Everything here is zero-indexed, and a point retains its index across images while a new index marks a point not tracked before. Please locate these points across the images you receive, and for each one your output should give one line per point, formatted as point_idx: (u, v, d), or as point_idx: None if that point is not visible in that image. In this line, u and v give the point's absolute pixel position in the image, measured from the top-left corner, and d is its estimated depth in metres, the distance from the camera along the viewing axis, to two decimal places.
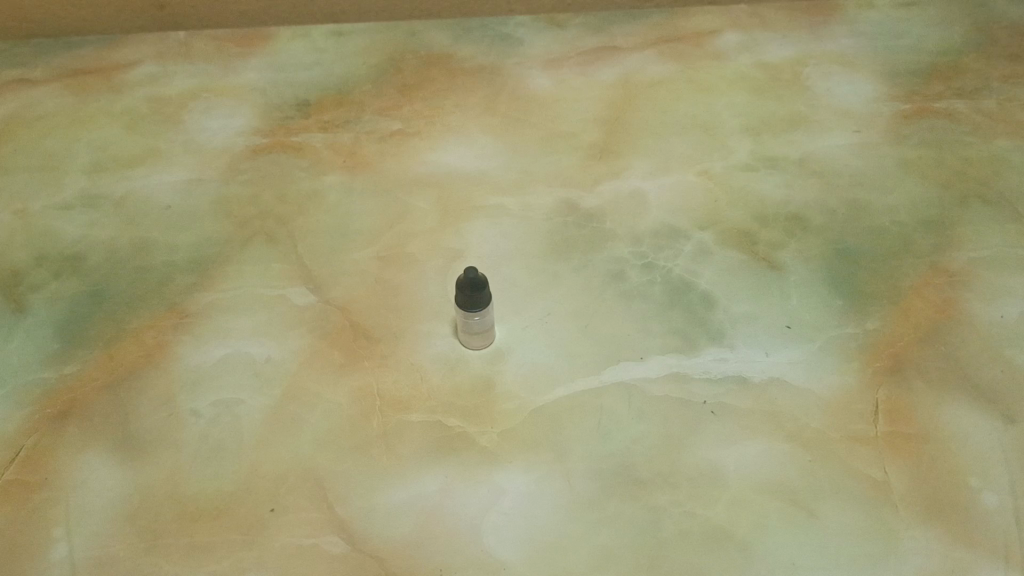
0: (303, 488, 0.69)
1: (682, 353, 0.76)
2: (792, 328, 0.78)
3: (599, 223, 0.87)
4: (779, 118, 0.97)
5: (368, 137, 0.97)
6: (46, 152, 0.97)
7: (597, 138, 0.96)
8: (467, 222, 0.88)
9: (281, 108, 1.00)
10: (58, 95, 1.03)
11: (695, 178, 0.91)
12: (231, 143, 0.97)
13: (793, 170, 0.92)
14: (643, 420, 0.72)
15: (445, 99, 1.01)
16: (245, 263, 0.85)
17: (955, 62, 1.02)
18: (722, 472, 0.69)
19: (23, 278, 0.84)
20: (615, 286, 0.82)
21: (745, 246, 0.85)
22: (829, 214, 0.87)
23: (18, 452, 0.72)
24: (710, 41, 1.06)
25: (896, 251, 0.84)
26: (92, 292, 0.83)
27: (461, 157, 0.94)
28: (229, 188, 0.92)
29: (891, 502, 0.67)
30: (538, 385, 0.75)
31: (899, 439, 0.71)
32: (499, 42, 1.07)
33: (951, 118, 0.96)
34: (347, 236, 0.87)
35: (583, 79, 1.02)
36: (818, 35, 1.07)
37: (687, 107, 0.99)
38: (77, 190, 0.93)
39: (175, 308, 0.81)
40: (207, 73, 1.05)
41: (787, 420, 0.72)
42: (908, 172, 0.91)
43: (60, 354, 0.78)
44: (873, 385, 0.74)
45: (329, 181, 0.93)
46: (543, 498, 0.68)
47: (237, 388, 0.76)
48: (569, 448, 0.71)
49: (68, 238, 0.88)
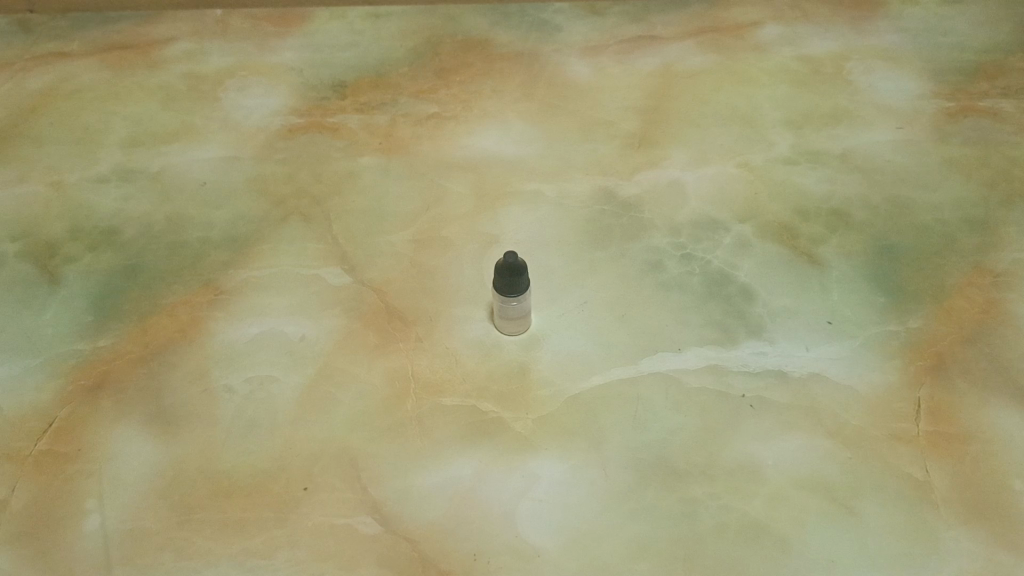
0: (337, 468, 0.69)
1: (720, 345, 0.75)
2: (833, 324, 0.77)
3: (637, 212, 0.86)
4: (821, 112, 0.96)
5: (405, 120, 0.96)
6: (81, 125, 0.96)
7: (636, 127, 0.95)
8: (503, 207, 0.87)
9: (317, 88, 1.00)
10: (94, 68, 1.03)
11: (735, 170, 0.90)
12: (266, 121, 0.96)
13: (834, 164, 0.91)
14: (680, 411, 0.71)
15: (482, 83, 1.00)
16: (280, 241, 0.84)
17: (1001, 61, 1.01)
18: (761, 466, 0.68)
19: (59, 250, 0.84)
20: (652, 276, 0.81)
21: (785, 240, 0.84)
22: (871, 210, 0.86)
23: (52, 423, 0.72)
24: (752, 33, 1.05)
25: (939, 250, 0.83)
26: (127, 266, 0.83)
27: (498, 143, 0.94)
28: (264, 166, 0.92)
29: (933, 502, 0.66)
30: (573, 373, 0.74)
31: (941, 439, 0.70)
32: (538, 29, 1.07)
33: (996, 118, 0.95)
34: (382, 218, 0.87)
35: (623, 67, 1.02)
36: (860, 30, 1.05)
37: (727, 99, 0.98)
38: (112, 164, 0.93)
39: (210, 284, 0.81)
40: (243, 51, 1.04)
41: (827, 416, 0.71)
42: (952, 170, 0.90)
43: (94, 326, 0.78)
44: (914, 384, 0.73)
45: (365, 162, 0.92)
46: (578, 487, 0.67)
47: (271, 364, 0.75)
48: (604, 436, 0.70)
49: (103, 211, 0.88)
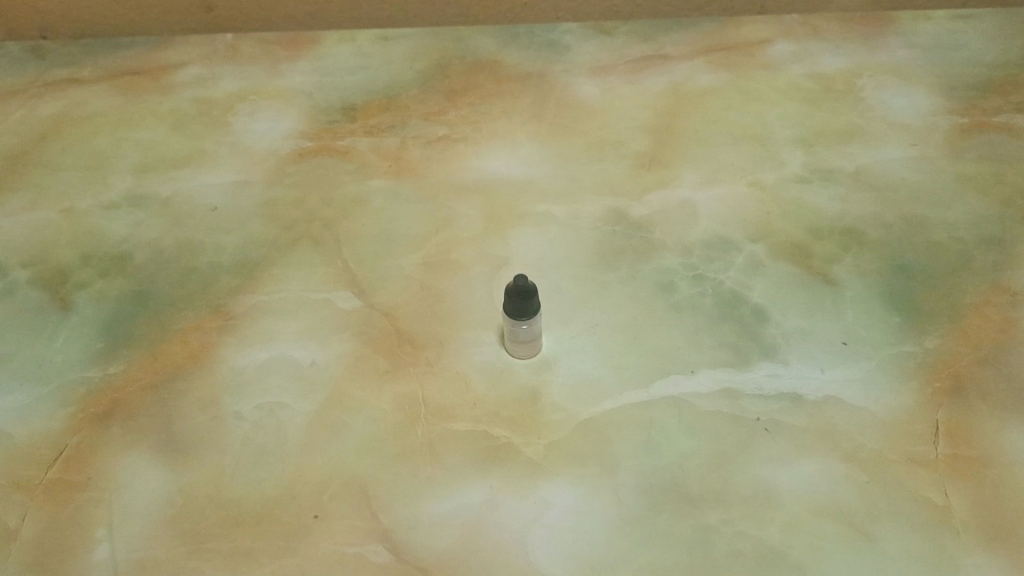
0: (347, 495, 0.68)
1: (734, 367, 0.75)
2: (848, 345, 0.76)
3: (648, 233, 0.86)
4: (833, 129, 0.95)
5: (415, 142, 0.96)
6: (93, 152, 0.97)
7: (646, 146, 0.95)
8: (513, 229, 0.87)
9: (327, 111, 1.00)
10: (106, 95, 1.04)
11: (746, 189, 0.90)
12: (276, 145, 0.97)
13: (847, 182, 0.90)
14: (694, 435, 0.70)
15: (492, 104, 1.00)
16: (290, 265, 0.84)
17: (1014, 75, 1.00)
18: (776, 491, 0.67)
19: (70, 276, 0.85)
20: (663, 297, 0.80)
21: (798, 259, 0.83)
22: (885, 229, 0.85)
23: (62, 451, 0.71)
24: (761, 50, 1.05)
25: (955, 268, 0.82)
26: (138, 292, 0.83)
27: (508, 164, 0.93)
28: (275, 190, 0.92)
29: (952, 527, 0.65)
30: (585, 397, 0.74)
31: (959, 461, 0.68)
32: (547, 49, 1.07)
33: (1011, 133, 0.94)
34: (393, 242, 0.86)
35: (633, 86, 1.01)
36: (871, 46, 1.05)
37: (738, 118, 0.97)
38: (124, 190, 0.93)
39: (219, 309, 0.81)
40: (253, 76, 1.05)
41: (843, 440, 0.70)
42: (967, 187, 0.89)
43: (104, 353, 0.78)
44: (931, 405, 0.71)
45: (375, 185, 0.92)
46: (590, 513, 0.66)
47: (281, 391, 0.75)
48: (617, 461, 0.69)
49: (115, 237, 0.88)
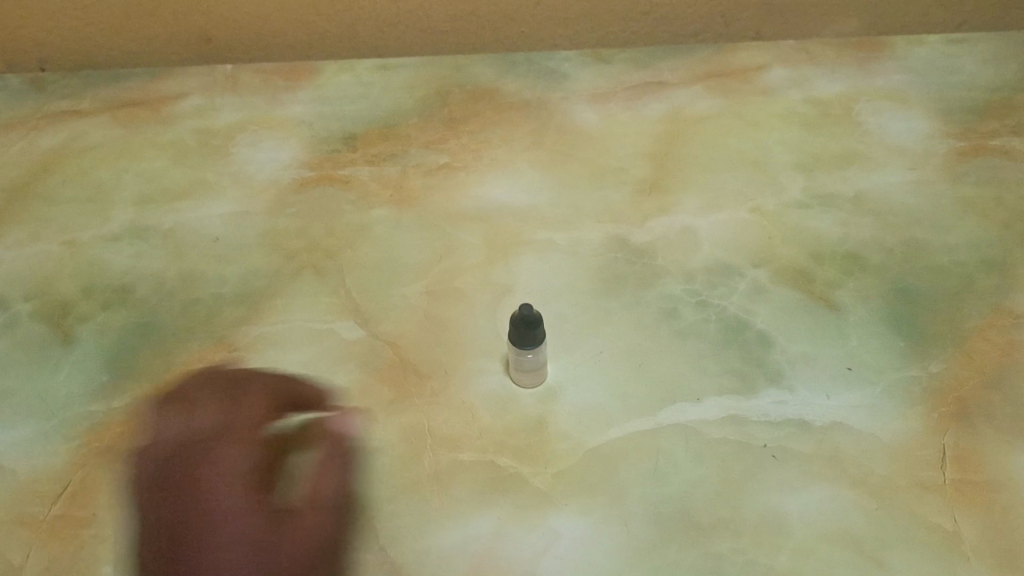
0: (355, 528, 0.68)
1: (740, 394, 0.75)
2: (853, 370, 0.76)
3: (650, 259, 0.86)
4: (831, 154, 0.96)
5: (416, 171, 0.97)
6: (94, 184, 0.97)
7: (647, 173, 0.95)
8: (516, 257, 0.87)
9: (328, 141, 1.01)
10: (107, 127, 1.04)
11: (747, 214, 0.90)
12: (278, 175, 0.97)
13: (847, 207, 0.90)
14: (702, 463, 0.70)
15: (492, 132, 1.01)
16: (293, 296, 0.84)
17: (1009, 99, 1.01)
18: (786, 519, 0.67)
19: (72, 309, 0.84)
20: (668, 324, 0.81)
21: (800, 285, 0.83)
22: (886, 253, 0.86)
23: (66, 486, 0.71)
24: (759, 76, 1.06)
25: (957, 291, 0.82)
26: (140, 325, 0.83)
27: (509, 192, 0.94)
28: (277, 220, 0.92)
29: (963, 554, 0.64)
30: (592, 426, 0.73)
31: (967, 486, 0.68)
32: (546, 76, 1.07)
33: (1008, 156, 0.95)
34: (396, 271, 0.86)
35: (631, 113, 1.02)
36: (867, 71, 1.06)
37: (737, 144, 0.98)
38: (125, 222, 0.93)
39: (223, 341, 0.81)
40: (254, 106, 1.05)
41: (851, 466, 0.70)
42: (966, 210, 0.89)
43: (108, 387, 0.77)
44: (939, 430, 0.72)
45: (377, 214, 0.92)
46: (600, 544, 0.66)
47: None
48: (626, 491, 0.69)
49: (117, 269, 0.88)
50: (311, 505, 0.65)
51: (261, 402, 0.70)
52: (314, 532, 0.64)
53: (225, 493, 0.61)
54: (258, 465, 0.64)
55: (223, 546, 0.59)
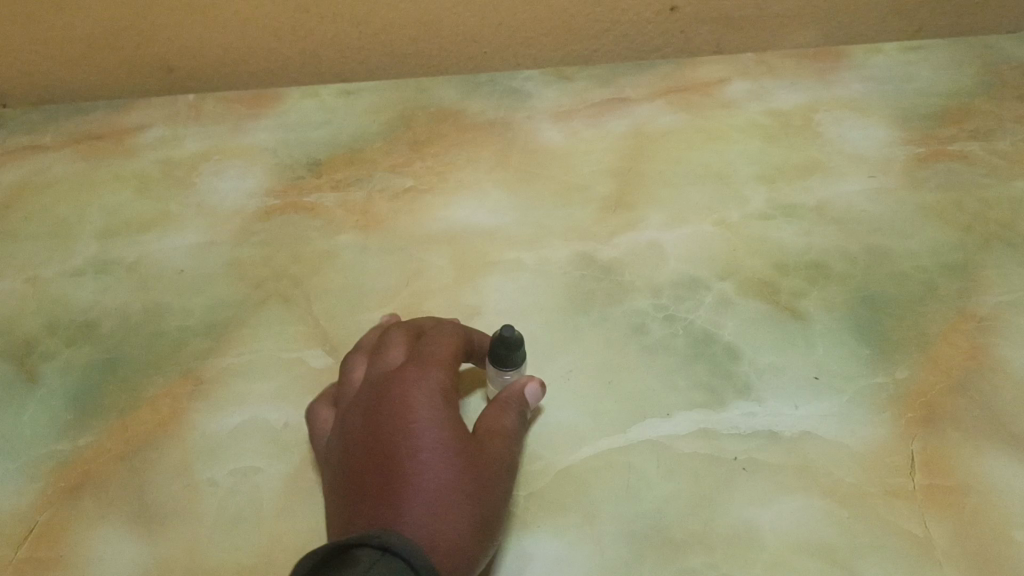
0: None
1: (709, 407, 0.75)
2: (821, 379, 0.76)
3: (617, 275, 0.86)
4: (793, 165, 0.97)
5: (382, 195, 0.97)
6: (57, 219, 0.96)
7: (612, 189, 0.95)
8: (483, 277, 0.87)
9: (293, 168, 1.00)
10: (68, 161, 1.03)
11: (712, 227, 0.90)
12: (243, 204, 0.97)
13: (811, 217, 0.91)
14: (673, 478, 0.70)
15: (457, 154, 1.01)
16: (260, 325, 0.84)
17: (967, 104, 1.03)
18: (758, 531, 0.67)
19: (36, 347, 0.83)
20: (636, 339, 0.81)
21: (767, 295, 0.84)
22: (850, 261, 0.86)
23: (32, 528, 0.70)
24: (720, 89, 1.07)
25: (921, 297, 0.83)
26: (106, 360, 0.82)
27: (476, 213, 0.94)
28: (242, 250, 0.92)
29: (935, 559, 0.64)
30: (563, 445, 0.73)
31: (937, 491, 0.69)
32: (509, 96, 1.08)
33: (968, 161, 0.96)
34: (363, 296, 0.86)
35: (595, 130, 1.03)
36: (827, 80, 1.07)
37: (700, 157, 0.99)
38: (89, 256, 0.92)
39: (190, 374, 0.80)
40: (217, 136, 1.05)
41: (821, 475, 0.70)
42: (928, 215, 0.90)
43: (73, 424, 0.76)
44: (907, 436, 0.72)
45: (343, 240, 0.92)
46: (573, 564, 0.65)
47: (255, 455, 0.74)
48: (598, 509, 0.69)
49: (81, 305, 0.87)
50: (489, 437, 0.66)
51: (444, 343, 0.71)
52: (499, 459, 0.65)
53: (417, 412, 0.63)
54: (441, 390, 0.66)
55: (427, 456, 0.60)
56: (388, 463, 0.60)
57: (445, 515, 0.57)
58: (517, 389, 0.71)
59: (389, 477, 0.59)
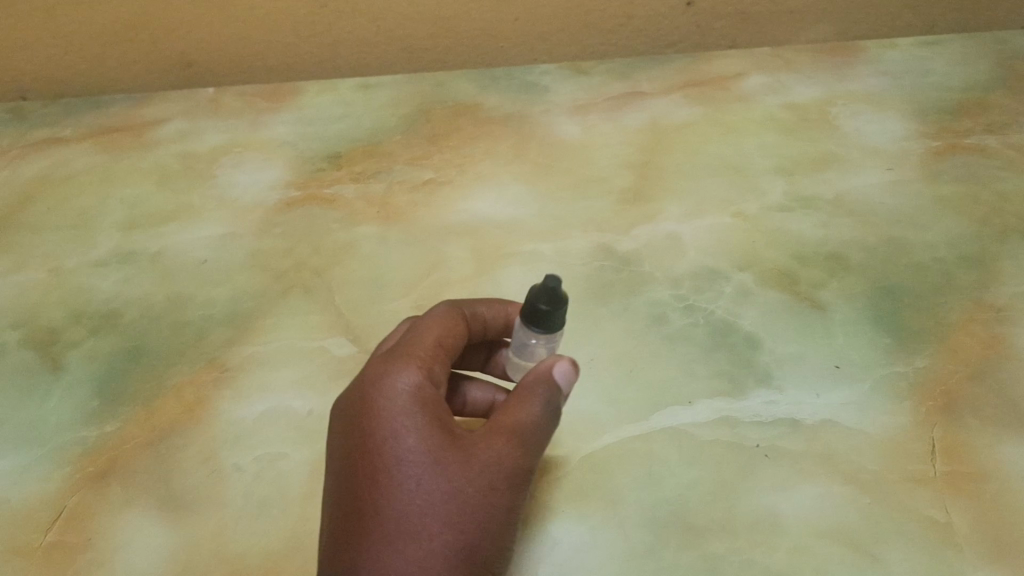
0: None
1: (730, 396, 0.75)
2: (841, 368, 0.77)
3: (636, 266, 0.87)
4: (810, 158, 0.97)
5: (401, 187, 0.97)
6: (78, 211, 0.97)
7: (630, 182, 0.96)
8: (503, 268, 0.88)
9: (312, 160, 1.01)
10: (89, 154, 1.04)
11: (730, 219, 0.91)
12: (263, 197, 0.97)
13: (828, 210, 0.92)
14: (695, 465, 0.71)
15: (474, 147, 1.02)
16: (282, 315, 0.85)
17: (982, 98, 1.03)
18: (780, 517, 0.67)
19: (61, 336, 0.84)
20: (656, 329, 0.81)
21: (786, 286, 0.84)
22: (868, 252, 0.87)
23: (60, 512, 0.70)
24: (736, 84, 1.07)
25: (938, 288, 0.83)
26: (129, 349, 0.82)
27: (494, 205, 0.95)
28: (264, 241, 0.92)
29: (956, 545, 0.65)
30: (585, 433, 0.74)
31: (957, 478, 0.69)
32: (526, 90, 1.08)
33: (984, 153, 0.97)
34: (384, 286, 0.87)
35: (612, 124, 1.03)
36: (842, 75, 1.08)
37: (717, 150, 0.99)
38: (110, 247, 0.93)
39: (214, 362, 0.81)
40: (236, 129, 1.06)
41: (842, 463, 0.70)
42: (945, 208, 0.91)
43: (98, 412, 0.77)
44: (927, 424, 0.72)
45: (363, 231, 0.93)
46: (597, 549, 0.66)
47: (279, 441, 0.75)
48: (621, 495, 0.69)
49: (104, 295, 0.88)
50: (494, 430, 0.57)
51: (431, 329, 0.62)
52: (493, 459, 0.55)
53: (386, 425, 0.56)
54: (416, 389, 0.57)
55: (394, 476, 0.54)
56: (357, 488, 0.55)
57: (412, 548, 0.53)
58: (541, 371, 0.60)
59: (357, 506, 0.55)
